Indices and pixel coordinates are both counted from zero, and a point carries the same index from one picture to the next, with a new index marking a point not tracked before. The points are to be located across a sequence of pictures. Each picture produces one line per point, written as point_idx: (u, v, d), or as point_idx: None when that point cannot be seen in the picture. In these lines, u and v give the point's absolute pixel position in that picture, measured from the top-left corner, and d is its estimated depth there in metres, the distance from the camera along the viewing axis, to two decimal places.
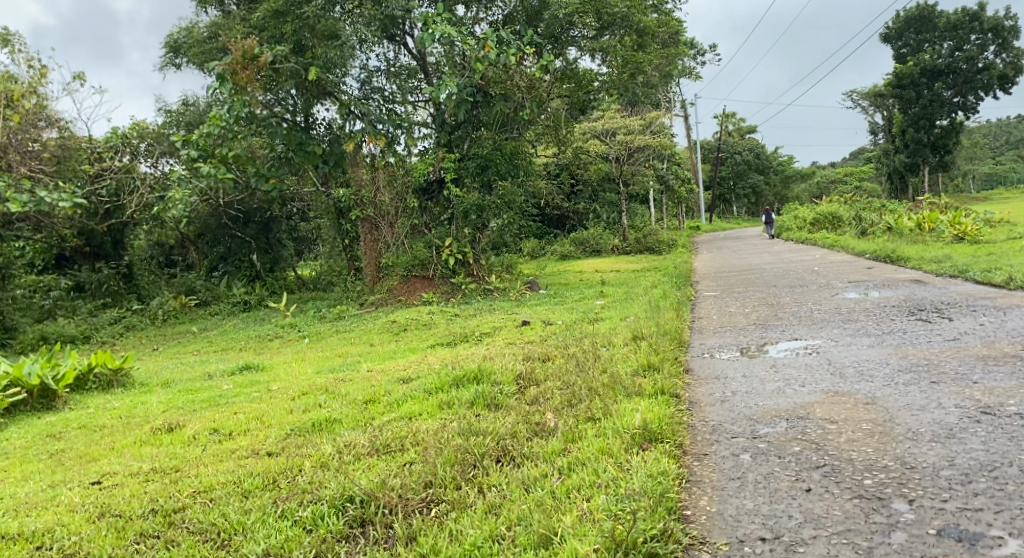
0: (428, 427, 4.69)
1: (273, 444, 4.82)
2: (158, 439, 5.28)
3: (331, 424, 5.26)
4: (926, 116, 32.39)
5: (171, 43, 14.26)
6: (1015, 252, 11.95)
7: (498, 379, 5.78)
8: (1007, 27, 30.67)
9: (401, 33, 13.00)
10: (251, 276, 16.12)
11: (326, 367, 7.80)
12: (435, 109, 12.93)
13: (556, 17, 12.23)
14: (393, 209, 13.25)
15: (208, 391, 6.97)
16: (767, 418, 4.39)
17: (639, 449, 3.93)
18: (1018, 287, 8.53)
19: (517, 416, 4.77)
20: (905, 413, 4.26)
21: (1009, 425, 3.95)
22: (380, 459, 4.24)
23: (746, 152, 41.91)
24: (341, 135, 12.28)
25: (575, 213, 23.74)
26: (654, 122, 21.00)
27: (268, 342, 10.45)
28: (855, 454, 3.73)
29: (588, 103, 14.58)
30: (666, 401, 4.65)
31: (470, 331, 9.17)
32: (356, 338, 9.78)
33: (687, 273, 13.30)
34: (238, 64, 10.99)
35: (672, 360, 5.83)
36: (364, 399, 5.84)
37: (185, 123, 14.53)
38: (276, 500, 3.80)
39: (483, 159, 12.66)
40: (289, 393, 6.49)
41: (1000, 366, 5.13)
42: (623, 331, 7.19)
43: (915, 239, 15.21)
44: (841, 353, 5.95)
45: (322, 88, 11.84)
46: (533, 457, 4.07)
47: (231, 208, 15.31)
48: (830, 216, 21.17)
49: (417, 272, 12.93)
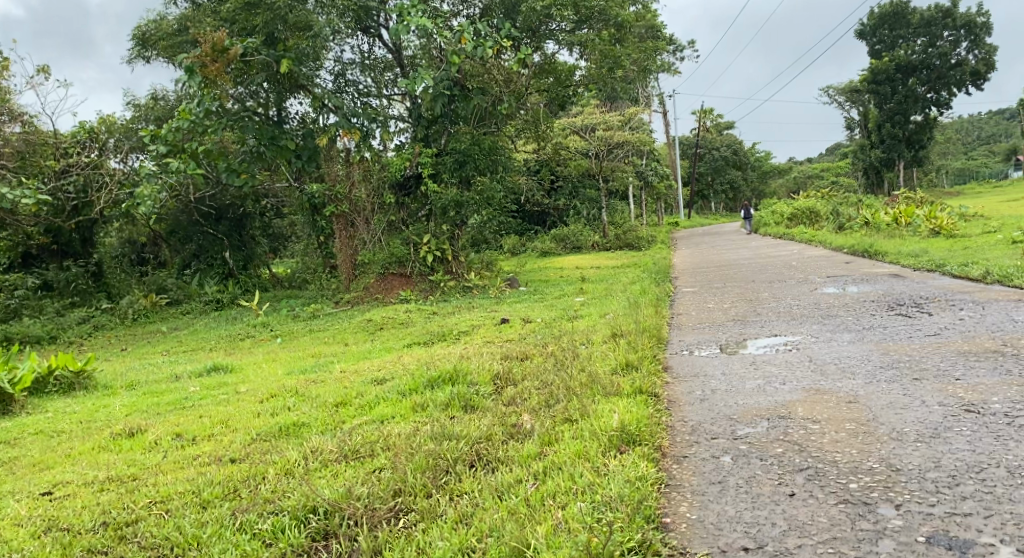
0: (400, 431, 4.54)
1: (237, 450, 4.64)
2: (118, 444, 5.08)
3: (299, 428, 5.10)
4: (901, 112, 32.80)
5: (139, 35, 13.89)
6: (990, 246, 11.98)
7: (474, 379, 5.63)
8: (980, 24, 30.95)
9: (375, 25, 12.68)
10: (224, 274, 15.86)
11: (297, 368, 7.60)
12: (411, 102, 12.72)
13: (533, 10, 12.02)
14: (369, 205, 12.98)
15: (173, 394, 6.76)
16: (748, 418, 4.27)
17: (617, 452, 3.80)
18: (995, 281, 8.51)
19: (493, 418, 4.62)
20: (888, 411, 4.16)
21: (995, 424, 3.85)
22: (349, 466, 4.08)
23: (724, 148, 42.07)
24: (313, 129, 12.23)
25: (555, 209, 23.61)
26: (633, 118, 20.94)
27: (238, 342, 10.21)
28: (839, 456, 3.61)
29: (565, 99, 14.44)
30: (644, 401, 4.51)
31: (447, 329, 9.00)
32: (329, 338, 9.57)
33: (666, 268, 13.23)
34: (207, 56, 10.68)
35: (651, 358, 5.70)
36: (335, 402, 5.67)
37: (154, 117, 14.22)
38: (234, 511, 3.63)
39: (461, 154, 12.38)
40: (258, 396, 6.29)
41: (982, 362, 5.05)
42: (602, 328, 7.05)
43: (891, 233, 15.25)
44: (821, 349, 5.86)
45: (294, 81, 11.68)
46: (507, 461, 3.93)
47: (202, 205, 15.01)
48: (807, 212, 21.21)
49: (394, 270, 12.71)
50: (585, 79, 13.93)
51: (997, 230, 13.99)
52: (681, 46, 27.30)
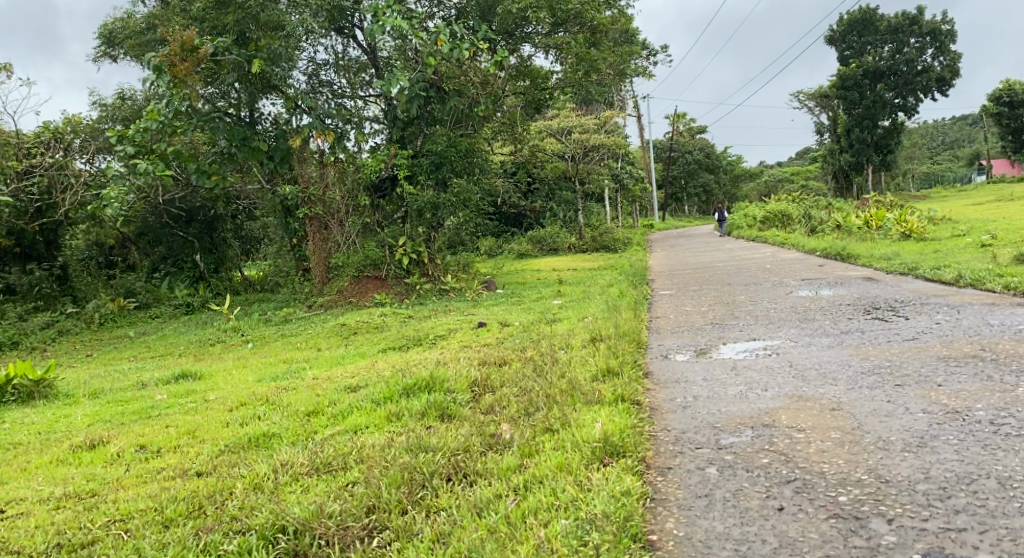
0: (374, 442, 4.38)
1: (204, 462, 4.45)
2: (78, 458, 4.87)
3: (269, 439, 4.92)
4: (870, 116, 33.14)
5: (105, 33, 13.59)
6: (961, 249, 12.07)
7: (451, 386, 5.48)
8: (945, 31, 31.44)
9: (350, 25, 12.43)
10: (195, 277, 15.61)
11: (269, 375, 7.38)
12: (386, 103, 12.54)
13: (509, 12, 11.87)
14: (343, 207, 12.73)
15: (139, 403, 6.54)
16: (732, 426, 4.17)
17: (600, 464, 3.69)
18: (969, 285, 8.53)
19: (471, 427, 4.48)
20: (873, 419, 4.09)
21: (981, 431, 3.79)
22: (320, 481, 3.91)
23: (697, 152, 42.34)
24: (285, 130, 11.97)
25: (531, 211, 23.51)
26: (608, 121, 20.92)
27: (208, 347, 9.97)
28: (827, 467, 3.54)
29: (541, 102, 14.34)
30: (626, 409, 4.40)
31: (423, 333, 8.84)
32: (301, 343, 9.37)
33: (643, 271, 13.19)
34: (176, 55, 10.38)
35: (632, 364, 5.60)
36: (307, 411, 5.49)
37: (121, 117, 13.88)
38: (198, 530, 3.46)
39: (436, 156, 12.21)
40: (227, 404, 6.09)
41: (963, 367, 5.01)
42: (581, 332, 6.95)
43: (863, 237, 15.36)
44: (802, 354, 5.79)
45: (266, 82, 11.50)
46: (486, 475, 3.79)
47: (172, 206, 14.70)
48: (780, 215, 21.33)
49: (369, 273, 12.60)
50: (561, 82, 13.84)
51: (967, 234, 14.11)
52: (655, 49, 27.37)
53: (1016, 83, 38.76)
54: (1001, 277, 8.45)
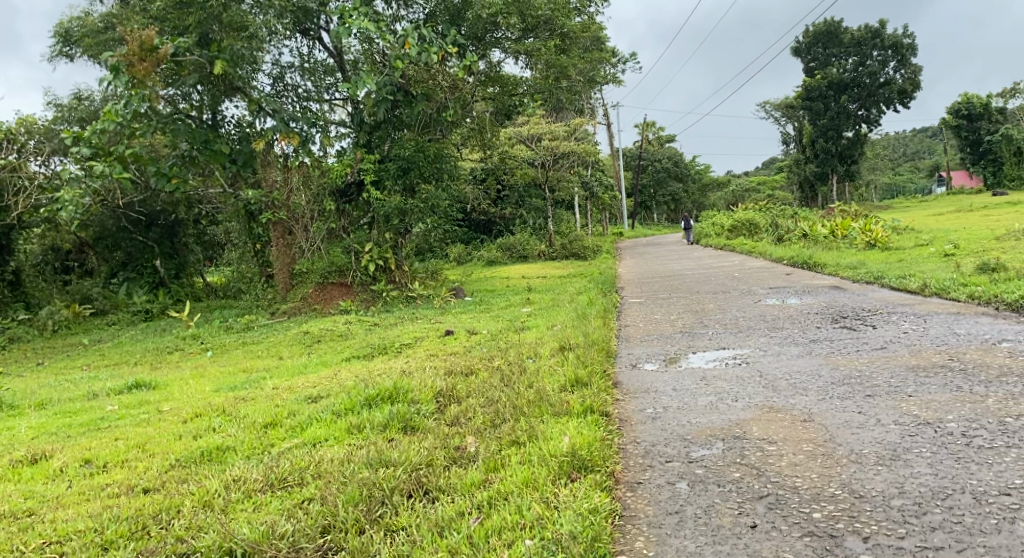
0: (333, 456, 4.22)
1: (152, 478, 4.25)
2: (17, 474, 4.67)
3: (222, 453, 4.73)
4: (834, 127, 33.46)
5: (61, 31, 13.22)
6: (924, 259, 12.17)
7: (415, 397, 5.31)
8: (907, 45, 31.97)
9: (316, 27, 12.27)
10: (154, 283, 15.39)
11: (227, 384, 7.16)
12: (353, 107, 12.33)
13: (479, 17, 11.74)
14: (308, 212, 12.50)
15: (88, 414, 6.31)
16: (702, 438, 4.07)
17: (568, 480, 3.56)
18: (934, 294, 8.56)
19: (435, 440, 4.33)
20: (845, 431, 4.02)
21: (954, 444, 3.73)
22: (274, 498, 3.74)
23: (666, 161, 42.64)
24: (250, 134, 11.76)
25: (501, 218, 23.38)
26: (579, 128, 20.91)
27: (166, 355, 9.69)
28: (800, 482, 3.46)
29: (511, 108, 14.22)
30: (595, 422, 4.27)
31: (388, 341, 8.66)
32: (263, 351, 9.14)
33: (613, 279, 13.15)
34: (134, 55, 10.17)
35: (601, 374, 5.47)
36: (264, 422, 5.30)
37: (77, 118, 13.51)
38: (140, 552, 3.32)
39: (404, 161, 12.05)
40: (181, 415, 5.88)
41: (933, 377, 4.96)
42: (549, 341, 6.84)
43: (830, 246, 15.48)
44: (771, 363, 5.72)
45: (229, 83, 11.22)
46: (449, 491, 3.65)
47: (131, 210, 14.28)
48: (748, 224, 21.47)
49: (334, 279, 12.47)
50: (531, 88, 13.75)
51: (930, 244, 14.26)
52: (624, 57, 27.45)
53: (974, 96, 39.57)
54: (965, 286, 8.49)
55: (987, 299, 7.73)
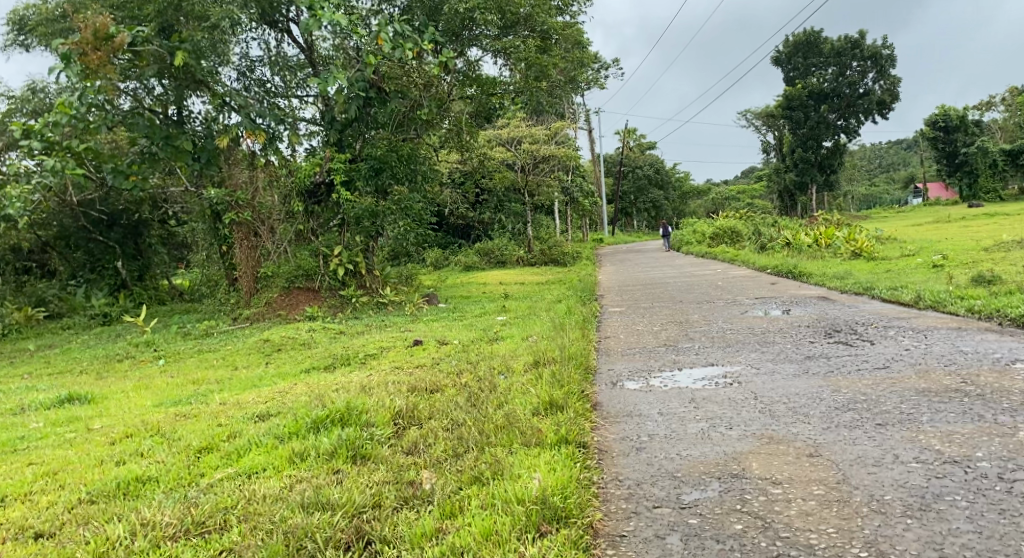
0: (266, 490, 3.65)
1: (50, 517, 3.68)
2: None
3: (142, 484, 4.12)
4: (813, 137, 33.48)
5: (15, 18, 12.47)
6: (911, 270, 11.69)
7: (370, 420, 4.67)
8: (885, 56, 31.90)
9: (284, 20, 11.56)
10: (116, 285, 14.56)
11: (170, 399, 6.49)
12: (324, 104, 11.65)
13: (456, 12, 11.18)
14: (273, 211, 11.89)
15: (8, 432, 5.65)
16: (695, 477, 3.50)
17: (536, 535, 3.06)
18: (929, 307, 8.06)
19: (386, 473, 3.75)
20: (859, 469, 3.47)
21: (991, 491, 3.20)
22: (186, 548, 3.25)
23: (647, 167, 42.27)
24: (216, 130, 10.88)
25: (480, 223, 22.87)
26: (560, 132, 20.39)
27: (115, 363, 8.99)
28: (816, 539, 2.99)
29: (491, 110, 13.68)
30: (571, 455, 3.70)
31: (353, 351, 8.02)
32: (217, 361, 8.49)
33: (592, 286, 12.62)
34: (87, 43, 9.41)
35: (579, 395, 4.86)
36: (199, 446, 4.66)
37: (30, 110, 12.77)
38: None
39: (377, 161, 11.48)
40: (110, 435, 5.22)
41: (949, 403, 4.42)
42: (523, 354, 6.28)
43: (814, 255, 14.98)
44: (765, 384, 5.14)
45: (191, 75, 10.50)
46: (395, 543, 3.14)
47: (90, 209, 13.48)
48: (729, 231, 21.00)
49: (301, 284, 11.65)
50: (510, 88, 13.11)
51: (917, 254, 13.81)
52: (605, 63, 27.03)
53: (951, 109, 39.54)
54: (962, 299, 7.99)
55: (988, 313, 7.23)
